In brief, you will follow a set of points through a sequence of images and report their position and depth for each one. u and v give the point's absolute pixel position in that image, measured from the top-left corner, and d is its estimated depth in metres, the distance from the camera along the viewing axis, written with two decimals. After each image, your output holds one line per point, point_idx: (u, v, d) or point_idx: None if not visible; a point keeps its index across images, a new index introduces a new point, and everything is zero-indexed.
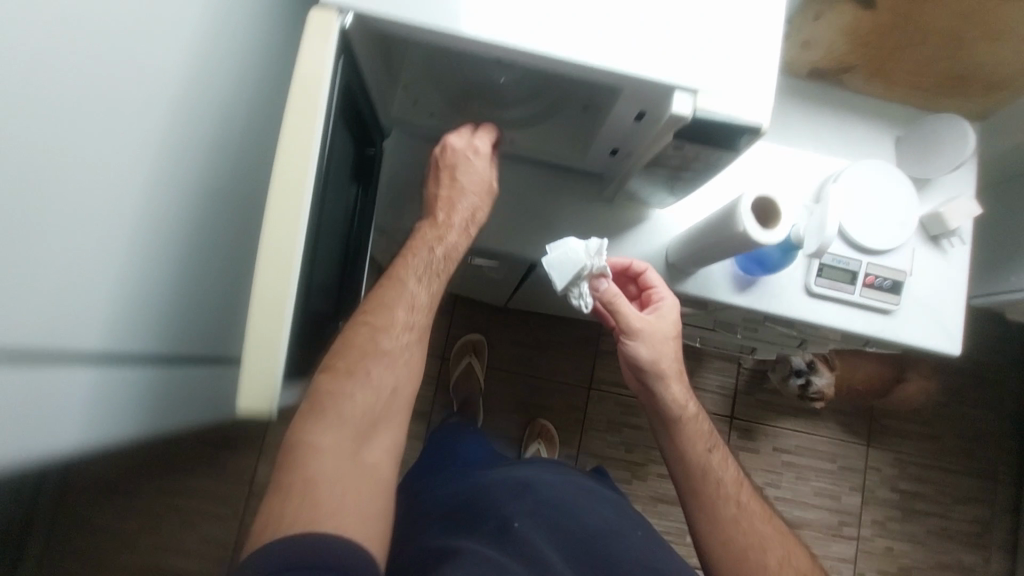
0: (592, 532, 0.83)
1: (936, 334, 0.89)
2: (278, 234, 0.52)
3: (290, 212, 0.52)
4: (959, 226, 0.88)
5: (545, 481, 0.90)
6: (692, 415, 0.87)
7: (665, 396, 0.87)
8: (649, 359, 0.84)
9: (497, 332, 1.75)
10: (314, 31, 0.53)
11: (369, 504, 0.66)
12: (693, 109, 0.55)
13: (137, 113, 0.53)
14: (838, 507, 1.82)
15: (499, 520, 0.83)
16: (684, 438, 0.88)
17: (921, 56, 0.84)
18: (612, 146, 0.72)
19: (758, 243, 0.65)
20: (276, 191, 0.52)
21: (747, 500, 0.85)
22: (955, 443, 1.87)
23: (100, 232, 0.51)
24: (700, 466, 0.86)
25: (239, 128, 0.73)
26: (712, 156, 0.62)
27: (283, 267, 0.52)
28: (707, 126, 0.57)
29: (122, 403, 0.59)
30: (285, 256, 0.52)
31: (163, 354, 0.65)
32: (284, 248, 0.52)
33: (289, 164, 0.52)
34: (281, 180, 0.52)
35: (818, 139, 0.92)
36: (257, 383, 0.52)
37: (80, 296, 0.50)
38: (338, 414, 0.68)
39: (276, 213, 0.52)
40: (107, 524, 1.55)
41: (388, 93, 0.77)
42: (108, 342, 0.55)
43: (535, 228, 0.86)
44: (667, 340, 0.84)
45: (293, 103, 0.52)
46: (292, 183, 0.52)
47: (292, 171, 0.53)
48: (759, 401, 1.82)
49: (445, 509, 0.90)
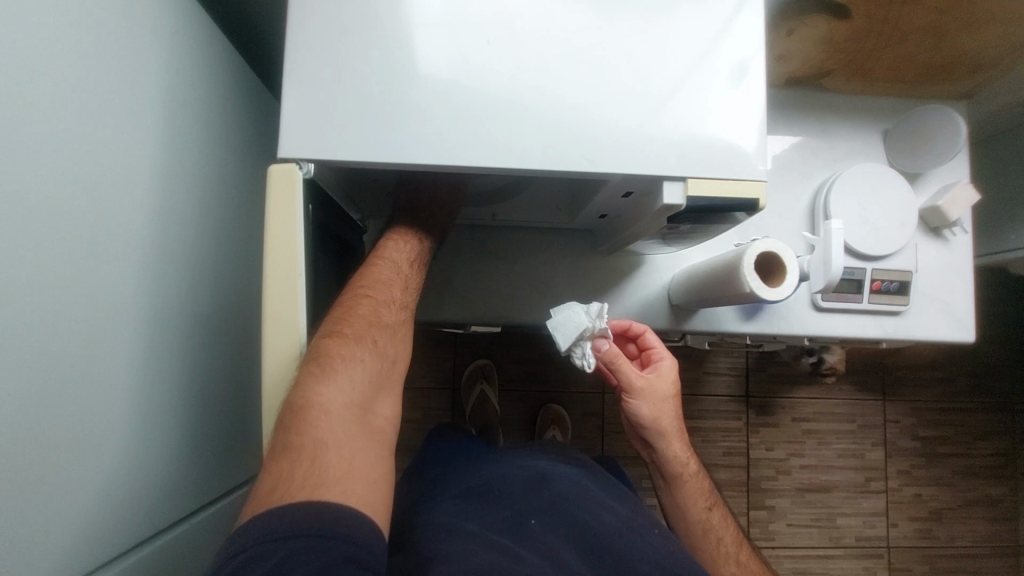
0: (607, 533, 0.78)
1: (948, 326, 0.88)
2: (278, 399, 0.52)
3: (286, 376, 0.52)
4: (959, 215, 0.86)
5: (564, 474, 0.88)
6: (687, 474, 0.97)
7: (665, 458, 0.96)
8: (652, 424, 0.93)
9: (505, 354, 1.74)
10: (276, 188, 0.51)
11: (366, 457, 0.54)
12: (683, 198, 0.53)
13: (114, 300, 0.51)
14: (863, 465, 1.85)
15: (518, 512, 0.79)
16: (681, 493, 0.98)
17: (899, 52, 0.81)
18: (600, 213, 0.70)
19: (765, 300, 0.63)
20: (269, 358, 0.51)
21: (732, 545, 0.95)
22: (968, 381, 1.89)
23: (100, 438, 0.50)
24: (694, 517, 0.97)
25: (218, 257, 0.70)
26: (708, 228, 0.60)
27: (289, 431, 0.52)
28: (699, 209, 0.54)
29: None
30: (290, 421, 0.52)
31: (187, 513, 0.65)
32: (287, 412, 0.52)
33: (277, 327, 0.51)
34: (272, 345, 0.51)
35: (804, 146, 0.90)
36: None
37: (94, 508, 0.49)
38: (334, 381, 0.54)
39: (273, 379, 0.52)
40: None
41: (361, 191, 0.74)
42: (131, 533, 0.54)
43: (533, 292, 0.84)
44: (668, 407, 0.93)
45: (269, 265, 0.51)
46: (283, 346, 0.52)
47: (282, 335, 0.52)
48: (772, 375, 1.83)
49: (462, 489, 0.85)
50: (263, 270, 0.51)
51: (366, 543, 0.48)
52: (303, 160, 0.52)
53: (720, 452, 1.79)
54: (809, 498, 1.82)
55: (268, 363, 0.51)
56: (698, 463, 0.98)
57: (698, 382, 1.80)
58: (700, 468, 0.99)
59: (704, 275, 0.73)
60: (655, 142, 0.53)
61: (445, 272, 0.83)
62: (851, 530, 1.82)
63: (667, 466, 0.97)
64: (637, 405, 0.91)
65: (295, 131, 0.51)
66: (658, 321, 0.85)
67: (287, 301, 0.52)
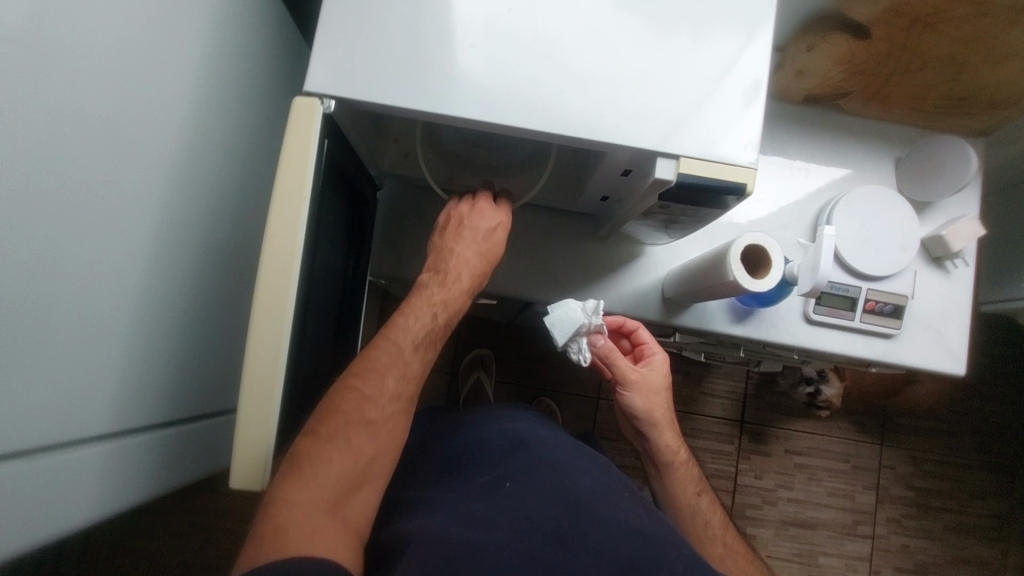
0: (585, 495, 0.80)
1: (938, 355, 0.88)
2: (268, 315, 0.54)
3: (278, 294, 0.54)
4: (962, 247, 0.87)
5: (538, 439, 0.91)
6: (677, 460, 0.99)
7: (656, 444, 0.98)
8: (642, 411, 0.95)
9: (505, 346, 1.77)
10: (297, 117, 0.55)
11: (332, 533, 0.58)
12: (676, 174, 0.55)
13: (137, 201, 0.56)
14: (852, 507, 1.81)
15: (493, 475, 0.82)
16: (671, 479, 0.99)
17: (917, 81, 0.82)
18: (603, 194, 0.73)
19: (748, 292, 0.65)
20: (266, 274, 0.54)
21: (723, 529, 0.96)
22: (970, 438, 1.85)
23: (103, 322, 0.54)
24: (684, 503, 0.97)
25: (238, 190, 0.75)
26: (700, 213, 0.62)
27: (274, 346, 0.54)
28: (689, 190, 0.57)
29: (136, 475, 0.62)
30: (275, 336, 0.54)
31: (173, 420, 0.68)
32: (274, 328, 0.55)
33: (278, 246, 0.54)
34: (270, 262, 0.54)
35: (815, 163, 0.91)
36: (247, 460, 0.55)
37: (90, 386, 0.53)
38: (299, 478, 0.61)
39: (266, 294, 0.54)
40: (134, 545, 1.49)
41: (379, 148, 0.78)
42: (119, 420, 0.58)
43: (532, 269, 0.86)
44: (659, 397, 0.96)
45: (279, 187, 0.54)
46: (280, 265, 0.54)
47: (282, 253, 0.55)
48: (769, 403, 1.82)
49: (445, 464, 0.90)
50: (273, 191, 0.55)
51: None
52: (325, 97, 0.56)
53: (708, 473, 1.78)
54: (793, 532, 1.79)
55: (263, 279, 0.54)
56: (687, 452, 1.00)
57: (694, 400, 1.80)
58: (690, 457, 1.01)
59: (698, 268, 0.75)
60: (654, 118, 0.56)
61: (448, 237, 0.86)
62: (832, 571, 1.79)
63: (656, 453, 0.99)
64: (630, 397, 0.94)
65: (322, 67, 0.55)
66: (650, 312, 0.87)
67: (291, 223, 0.55)
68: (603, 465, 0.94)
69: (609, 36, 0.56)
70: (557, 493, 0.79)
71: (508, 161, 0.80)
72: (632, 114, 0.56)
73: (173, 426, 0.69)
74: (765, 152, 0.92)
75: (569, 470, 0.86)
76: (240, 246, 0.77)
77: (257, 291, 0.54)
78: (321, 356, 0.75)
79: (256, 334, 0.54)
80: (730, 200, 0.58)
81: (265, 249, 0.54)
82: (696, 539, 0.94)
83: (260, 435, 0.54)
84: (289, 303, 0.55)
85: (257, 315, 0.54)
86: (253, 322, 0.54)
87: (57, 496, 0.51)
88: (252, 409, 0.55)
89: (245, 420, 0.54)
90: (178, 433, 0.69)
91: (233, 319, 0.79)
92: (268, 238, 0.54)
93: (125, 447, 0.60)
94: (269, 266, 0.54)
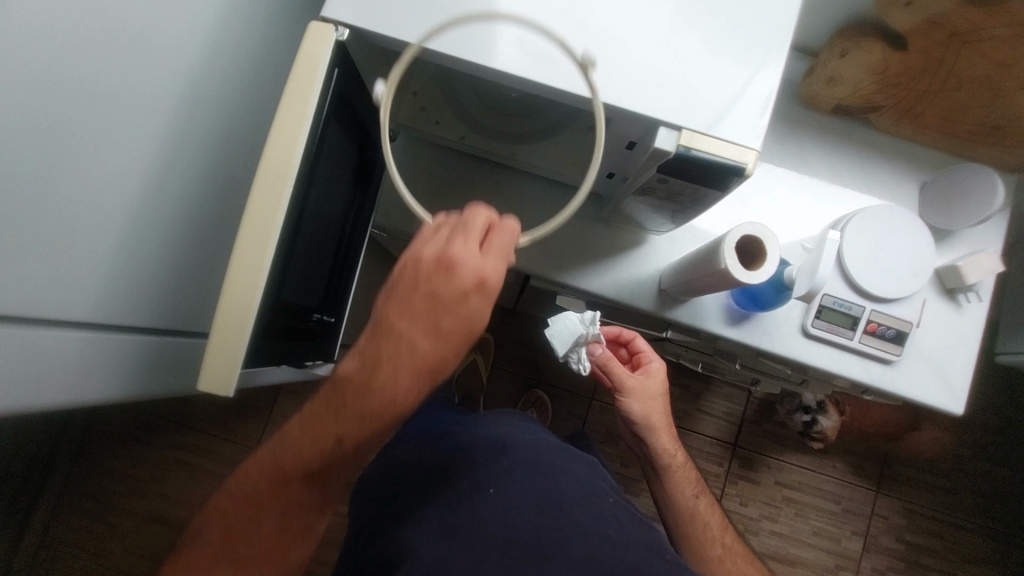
0: (567, 498, 0.76)
1: (937, 390, 0.85)
2: (258, 226, 0.56)
3: (270, 207, 0.56)
4: (978, 281, 0.84)
5: (520, 440, 0.84)
6: (677, 465, 0.97)
7: (654, 447, 0.96)
8: (640, 415, 0.94)
9: (506, 333, 1.77)
10: (312, 41, 0.56)
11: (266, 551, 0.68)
12: (675, 145, 0.55)
13: (151, 102, 0.58)
14: (836, 550, 1.76)
15: (473, 481, 0.77)
16: (669, 483, 0.97)
17: (951, 102, 0.80)
18: (609, 170, 0.72)
19: (737, 282, 0.63)
20: (260, 186, 0.56)
21: (722, 533, 0.94)
22: (971, 500, 1.77)
23: (101, 211, 0.55)
24: (683, 507, 0.95)
25: (253, 119, 0.78)
26: (698, 193, 0.61)
27: (259, 255, 0.56)
28: (688, 163, 0.56)
29: (115, 370, 0.64)
30: (262, 246, 0.56)
31: (154, 326, 0.70)
32: (262, 238, 0.56)
33: (276, 161, 0.56)
34: (266, 174, 0.56)
35: (834, 177, 0.90)
36: (217, 370, 0.56)
37: (79, 269, 0.55)
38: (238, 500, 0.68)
39: (257, 204, 0.56)
40: (118, 468, 1.53)
41: (396, 98, 0.79)
42: (101, 311, 0.60)
43: (530, 241, 0.85)
44: (656, 404, 0.94)
45: (284, 104, 0.56)
46: (276, 179, 0.56)
47: (279, 170, 0.57)
48: (765, 431, 1.78)
49: (422, 468, 0.84)
50: (278, 107, 0.56)
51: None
52: (341, 24, 0.57)
53: None
54: (771, 567, 1.74)
55: (257, 190, 0.56)
56: (687, 457, 0.98)
57: (688, 415, 1.77)
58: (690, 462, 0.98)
59: (695, 258, 0.73)
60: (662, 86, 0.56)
61: (455, 199, 0.86)
62: None
63: (654, 457, 0.97)
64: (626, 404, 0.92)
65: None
66: (642, 302, 0.84)
67: (292, 140, 0.56)
68: (590, 466, 0.89)
69: (629, 3, 0.57)
70: (538, 498, 0.75)
71: (521, 128, 0.80)
72: (640, 79, 0.56)
73: (156, 334, 0.71)
74: (784, 159, 0.90)
75: (553, 474, 0.80)
76: (245, 175, 0.80)
77: (250, 201, 0.56)
78: (312, 291, 0.76)
79: (243, 242, 0.56)
80: (729, 181, 0.57)
81: (262, 163, 0.56)
82: (697, 545, 0.92)
83: (235, 341, 0.56)
84: (279, 215, 0.56)
85: (246, 223, 0.56)
86: (241, 230, 0.55)
87: (36, 368, 0.52)
88: (231, 320, 0.56)
89: (223, 324, 0.56)
90: (158, 341, 0.72)
91: (227, 246, 0.82)
92: (266, 152, 0.56)
93: (108, 340, 0.62)
94: (265, 178, 0.56)
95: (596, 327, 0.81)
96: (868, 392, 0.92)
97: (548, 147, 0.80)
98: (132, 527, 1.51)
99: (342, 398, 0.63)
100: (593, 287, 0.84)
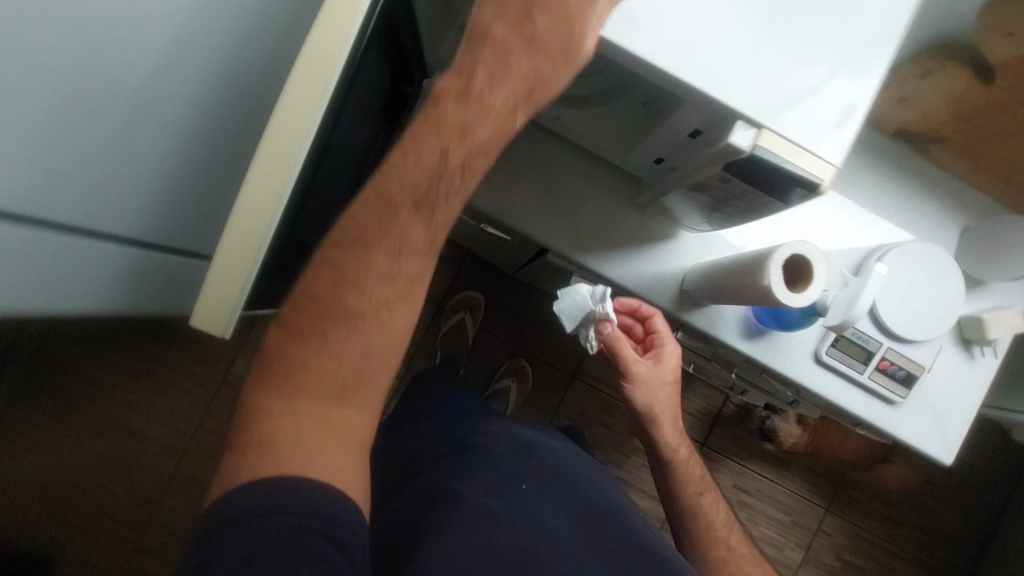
0: (592, 503, 0.79)
1: (931, 437, 0.84)
2: (282, 146, 0.49)
3: (297, 125, 0.49)
4: (999, 338, 0.82)
5: (548, 444, 0.85)
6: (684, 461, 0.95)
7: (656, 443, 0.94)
8: (645, 405, 0.91)
9: (498, 297, 1.73)
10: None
11: (350, 418, 0.53)
12: (753, 146, 0.50)
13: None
14: (778, 558, 1.81)
15: (504, 476, 0.77)
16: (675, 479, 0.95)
17: (1016, 149, 0.76)
18: (661, 155, 0.67)
19: (778, 303, 0.59)
20: (286, 102, 0.49)
21: (726, 530, 0.92)
22: (909, 530, 1.84)
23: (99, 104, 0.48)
24: (690, 504, 0.93)
25: (283, 29, 0.70)
26: (759, 200, 0.56)
27: (279, 179, 0.49)
28: (761, 168, 0.51)
29: (109, 286, 0.58)
30: (285, 170, 0.49)
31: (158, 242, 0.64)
32: (285, 159, 0.49)
33: (307, 78, 0.49)
34: (295, 91, 0.49)
35: (881, 203, 0.86)
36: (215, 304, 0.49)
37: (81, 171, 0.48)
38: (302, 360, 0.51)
39: (281, 125, 0.49)
40: (82, 368, 1.50)
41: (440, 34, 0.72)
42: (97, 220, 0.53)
43: (557, 215, 0.80)
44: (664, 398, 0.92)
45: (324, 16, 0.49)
46: (308, 99, 0.49)
47: (308, 83, 0.49)
48: (733, 436, 1.80)
49: (449, 447, 0.85)
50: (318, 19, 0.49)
51: (350, 526, 0.50)
52: None
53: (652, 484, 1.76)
54: None
55: (283, 108, 0.49)
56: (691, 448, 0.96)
57: None
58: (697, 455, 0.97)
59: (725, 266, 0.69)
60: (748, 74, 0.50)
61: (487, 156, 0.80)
62: None
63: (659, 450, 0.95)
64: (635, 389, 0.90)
65: None
66: (662, 300, 0.80)
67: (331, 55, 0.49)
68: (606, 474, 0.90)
69: None
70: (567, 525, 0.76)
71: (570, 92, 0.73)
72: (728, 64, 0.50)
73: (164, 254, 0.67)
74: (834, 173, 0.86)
75: (575, 484, 0.81)
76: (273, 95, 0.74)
77: (272, 121, 0.49)
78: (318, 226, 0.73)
79: (258, 161, 0.49)
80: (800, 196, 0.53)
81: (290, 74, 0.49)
82: (702, 547, 0.90)
83: (242, 267, 0.49)
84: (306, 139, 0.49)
85: (265, 142, 0.49)
86: (259, 154, 0.49)
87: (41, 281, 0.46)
88: (236, 247, 0.49)
89: (227, 250, 0.49)
90: (166, 260, 0.68)
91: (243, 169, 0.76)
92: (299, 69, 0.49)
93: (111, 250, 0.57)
94: (294, 97, 0.49)
95: (606, 305, 0.80)
96: (860, 425, 0.91)
97: (598, 117, 0.73)
98: (90, 429, 1.50)
99: (340, 299, 0.51)
100: (615, 275, 0.80)
